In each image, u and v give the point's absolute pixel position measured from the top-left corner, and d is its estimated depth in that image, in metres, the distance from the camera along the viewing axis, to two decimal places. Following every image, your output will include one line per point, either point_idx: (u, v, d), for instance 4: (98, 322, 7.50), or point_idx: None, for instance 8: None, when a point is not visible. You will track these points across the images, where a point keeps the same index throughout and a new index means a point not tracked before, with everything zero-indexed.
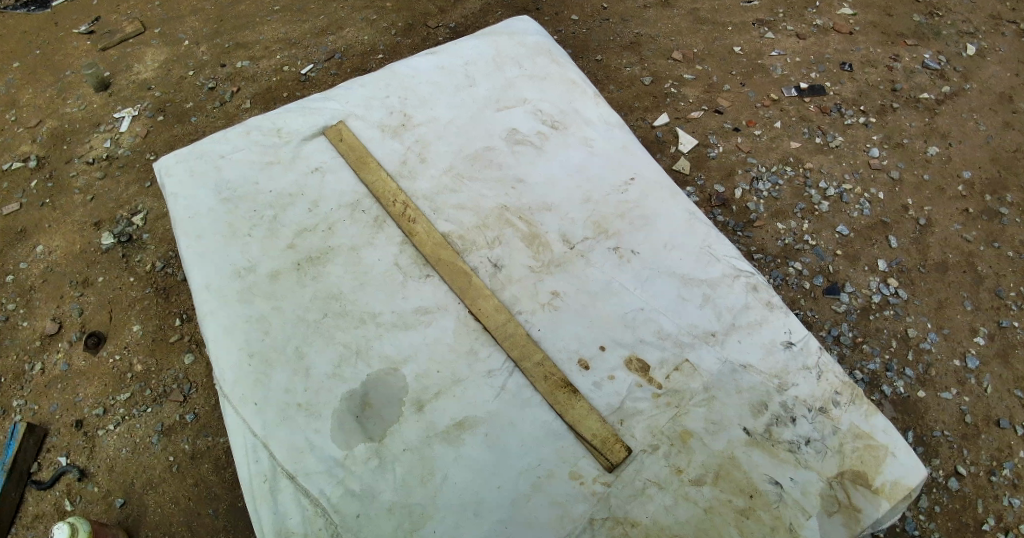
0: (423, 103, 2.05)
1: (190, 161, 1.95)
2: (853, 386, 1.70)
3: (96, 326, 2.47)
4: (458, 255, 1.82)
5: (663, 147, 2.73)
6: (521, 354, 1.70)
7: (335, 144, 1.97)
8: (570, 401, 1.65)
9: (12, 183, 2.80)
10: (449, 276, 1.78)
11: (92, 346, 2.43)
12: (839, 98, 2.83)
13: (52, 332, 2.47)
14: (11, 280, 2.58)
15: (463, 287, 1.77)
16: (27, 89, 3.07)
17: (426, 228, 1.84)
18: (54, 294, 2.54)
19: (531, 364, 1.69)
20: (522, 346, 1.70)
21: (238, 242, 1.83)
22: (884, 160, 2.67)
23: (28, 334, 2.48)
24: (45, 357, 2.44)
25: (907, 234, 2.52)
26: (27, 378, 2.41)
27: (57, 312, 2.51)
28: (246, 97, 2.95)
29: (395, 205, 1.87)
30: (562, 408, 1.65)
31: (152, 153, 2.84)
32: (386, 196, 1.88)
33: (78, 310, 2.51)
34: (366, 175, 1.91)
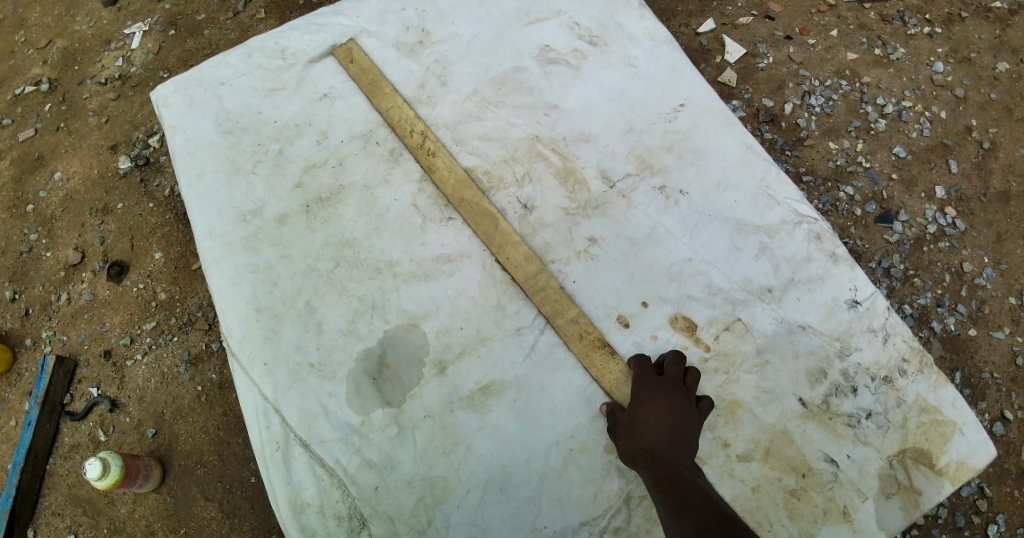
0: (442, 16, 1.85)
1: (190, 87, 1.80)
2: (922, 351, 1.56)
3: (118, 255, 2.42)
4: (483, 194, 1.68)
5: (708, 57, 2.48)
6: (553, 310, 1.59)
7: (346, 66, 1.80)
8: (609, 366, 1.54)
9: (26, 107, 2.69)
10: (473, 220, 1.65)
11: (115, 276, 2.38)
12: (903, 4, 2.51)
13: (75, 262, 2.42)
14: (32, 209, 2.51)
15: (488, 231, 1.64)
16: (34, 7, 2.89)
17: (447, 164, 1.70)
18: (75, 223, 2.47)
19: (565, 321, 1.58)
20: (554, 302, 1.59)
21: (241, 180, 1.71)
22: (949, 76, 2.40)
23: (52, 264, 2.44)
24: (70, 288, 2.40)
25: (968, 158, 2.29)
26: (54, 308, 2.39)
27: (80, 241, 2.45)
28: (260, 6, 2.76)
29: (413, 137, 1.72)
30: (597, 374, 1.54)
31: (165, 71, 2.70)
32: (402, 126, 1.74)
33: (100, 238, 2.44)
34: (381, 102, 1.76)
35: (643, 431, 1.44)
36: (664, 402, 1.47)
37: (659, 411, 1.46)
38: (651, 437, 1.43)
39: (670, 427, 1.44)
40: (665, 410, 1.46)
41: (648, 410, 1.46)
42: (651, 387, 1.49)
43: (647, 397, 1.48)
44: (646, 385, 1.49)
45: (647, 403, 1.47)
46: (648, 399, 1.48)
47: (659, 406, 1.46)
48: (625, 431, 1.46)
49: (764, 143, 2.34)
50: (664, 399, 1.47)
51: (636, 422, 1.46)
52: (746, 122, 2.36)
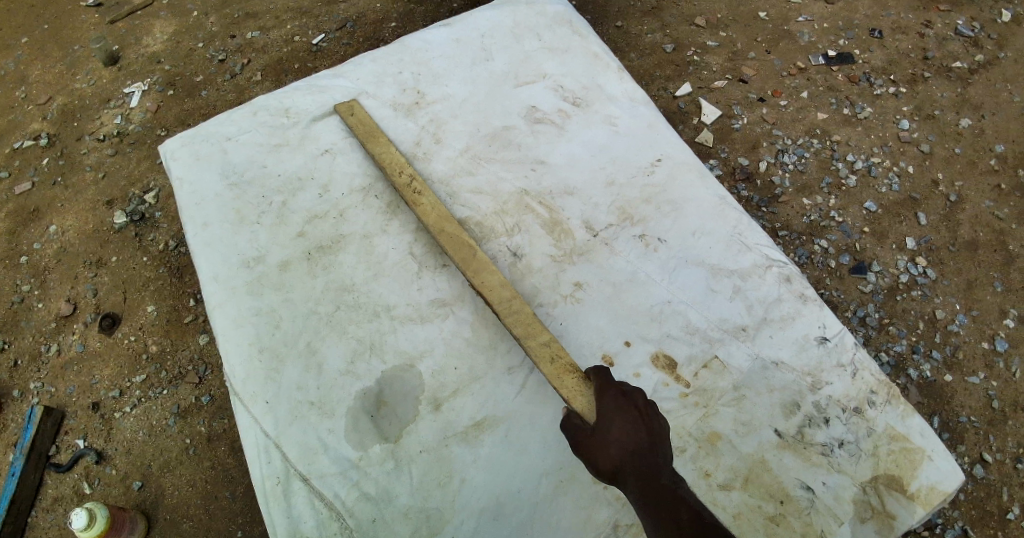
0: (437, 79, 1.98)
1: (196, 143, 1.89)
2: (890, 383, 1.64)
3: (110, 307, 2.45)
4: (463, 229, 1.75)
5: (685, 118, 2.64)
6: (525, 333, 1.60)
7: (345, 120, 1.90)
8: (579, 386, 1.51)
9: (23, 161, 2.78)
10: (449, 248, 1.71)
11: (107, 328, 2.41)
12: (869, 66, 2.75)
13: (67, 313, 2.45)
14: (25, 261, 2.56)
15: (465, 259, 1.69)
16: (35, 65, 3.07)
17: (432, 202, 1.77)
18: (68, 275, 2.52)
19: (536, 344, 1.59)
20: (526, 325, 1.61)
21: (245, 230, 1.77)
22: (914, 133, 2.58)
23: (43, 315, 2.46)
24: (61, 339, 2.42)
25: (936, 211, 2.42)
26: (43, 359, 2.40)
27: (72, 293, 2.49)
28: (256, 68, 2.94)
29: (403, 178, 1.80)
30: (568, 396, 1.51)
31: (163, 129, 2.81)
32: (392, 168, 1.82)
33: (93, 290, 2.48)
34: (373, 149, 1.85)
35: (616, 447, 1.38)
36: (631, 412, 1.41)
37: (628, 423, 1.40)
38: (625, 454, 1.36)
39: (643, 441, 1.38)
40: (634, 421, 1.40)
41: (619, 421, 1.41)
42: (616, 400, 1.44)
43: (616, 409, 1.42)
44: (612, 395, 1.44)
45: (616, 414, 1.42)
46: (616, 412, 1.42)
47: (628, 418, 1.40)
48: (596, 449, 1.39)
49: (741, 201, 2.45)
50: (631, 411, 1.42)
51: (607, 439, 1.39)
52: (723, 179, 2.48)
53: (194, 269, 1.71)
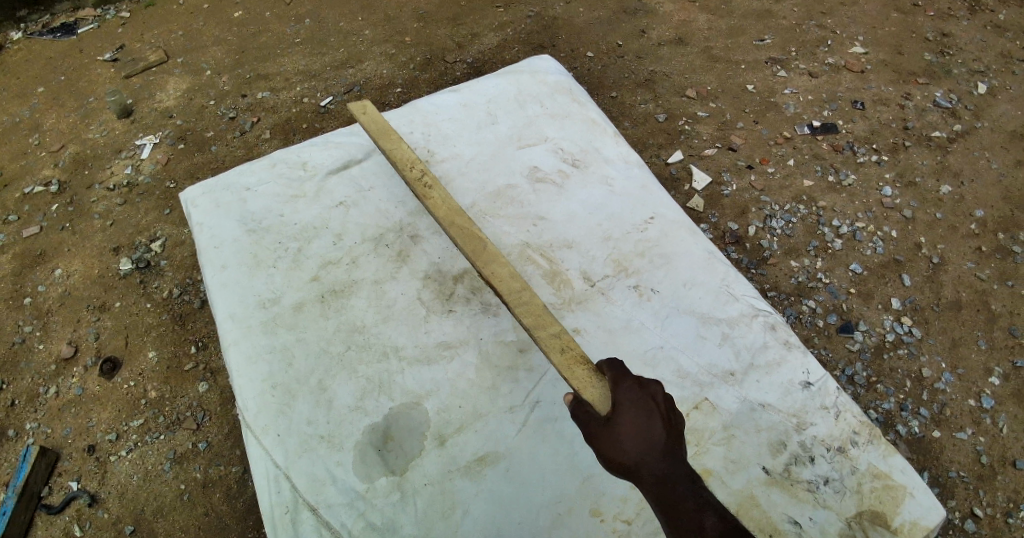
0: (446, 139, 2.11)
1: (217, 192, 2.00)
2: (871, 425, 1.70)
3: (112, 351, 2.49)
4: (471, 223, 1.79)
5: (677, 184, 2.77)
6: (535, 323, 1.61)
7: (357, 116, 1.98)
8: (590, 378, 1.51)
9: (33, 206, 2.88)
10: (460, 239, 1.75)
11: (107, 372, 2.44)
12: (851, 136, 2.92)
13: (67, 356, 2.49)
14: (29, 302, 2.62)
15: (476, 250, 1.73)
16: (50, 113, 3.27)
17: (441, 196, 1.83)
18: (71, 319, 2.57)
19: (546, 335, 1.59)
20: (536, 316, 1.62)
21: (261, 273, 1.85)
22: (897, 199, 2.72)
23: (43, 357, 2.50)
24: (60, 381, 2.45)
25: (920, 272, 2.53)
26: (41, 401, 2.42)
27: (74, 336, 2.53)
28: (265, 127, 3.08)
29: (415, 171, 1.86)
30: (580, 385, 1.51)
31: (172, 181, 2.92)
32: (403, 163, 1.88)
33: (95, 334, 2.53)
34: (385, 144, 1.91)
35: (631, 443, 1.38)
36: (646, 408, 1.42)
37: (643, 419, 1.40)
38: (640, 450, 1.37)
39: (658, 439, 1.39)
40: (649, 417, 1.40)
41: (633, 417, 1.41)
42: (631, 393, 1.43)
43: (631, 403, 1.42)
44: (627, 390, 1.44)
45: (631, 410, 1.41)
46: (630, 406, 1.42)
47: (642, 414, 1.41)
48: (609, 444, 1.40)
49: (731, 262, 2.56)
50: (645, 406, 1.42)
51: (621, 433, 1.40)
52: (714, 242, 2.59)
53: (211, 308, 1.78)
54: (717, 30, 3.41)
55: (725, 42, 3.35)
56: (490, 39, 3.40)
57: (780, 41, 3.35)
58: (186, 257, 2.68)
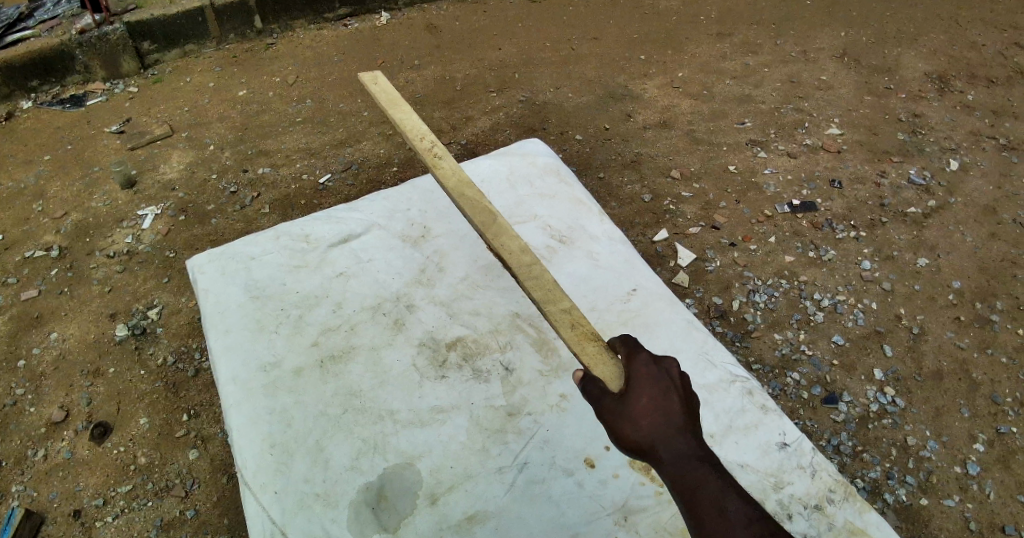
0: (441, 217, 2.24)
1: (223, 260, 2.09)
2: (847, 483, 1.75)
3: (103, 416, 2.48)
4: (482, 195, 1.87)
5: (662, 261, 2.89)
6: (545, 298, 1.66)
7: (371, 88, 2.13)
8: (599, 354, 1.54)
9: (33, 270, 2.95)
10: (471, 210, 1.81)
11: (97, 436, 2.42)
12: (830, 213, 3.08)
13: (57, 420, 2.47)
14: (23, 364, 2.63)
15: (486, 223, 1.80)
16: (55, 181, 3.39)
17: (451, 167, 1.91)
18: (64, 383, 2.57)
19: (556, 310, 1.63)
20: (546, 291, 1.66)
21: (264, 338, 1.92)
22: (876, 272, 2.84)
23: (34, 420, 2.48)
24: (49, 444, 2.42)
25: (901, 343, 2.62)
26: (28, 463, 2.38)
27: (66, 400, 2.52)
28: (265, 202, 3.20)
29: (425, 141, 1.95)
30: (589, 362, 1.53)
31: (171, 250, 3.01)
32: (414, 135, 1.97)
33: (87, 399, 2.52)
34: (396, 114, 2.03)
35: (647, 421, 1.38)
36: (663, 386, 1.41)
37: (661, 397, 1.40)
38: (657, 428, 1.37)
39: (676, 417, 1.38)
40: (665, 395, 1.40)
41: (650, 396, 1.41)
42: (646, 372, 1.44)
43: (647, 382, 1.42)
44: (643, 368, 1.44)
45: (648, 388, 1.42)
46: (646, 383, 1.42)
47: (659, 392, 1.41)
48: (624, 422, 1.39)
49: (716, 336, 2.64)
50: (661, 383, 1.42)
51: (637, 410, 1.40)
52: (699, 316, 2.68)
53: (215, 370, 1.83)
54: (700, 114, 3.66)
55: (706, 126, 3.58)
56: (482, 122, 3.62)
57: (759, 124, 3.60)
58: (182, 326, 2.71)
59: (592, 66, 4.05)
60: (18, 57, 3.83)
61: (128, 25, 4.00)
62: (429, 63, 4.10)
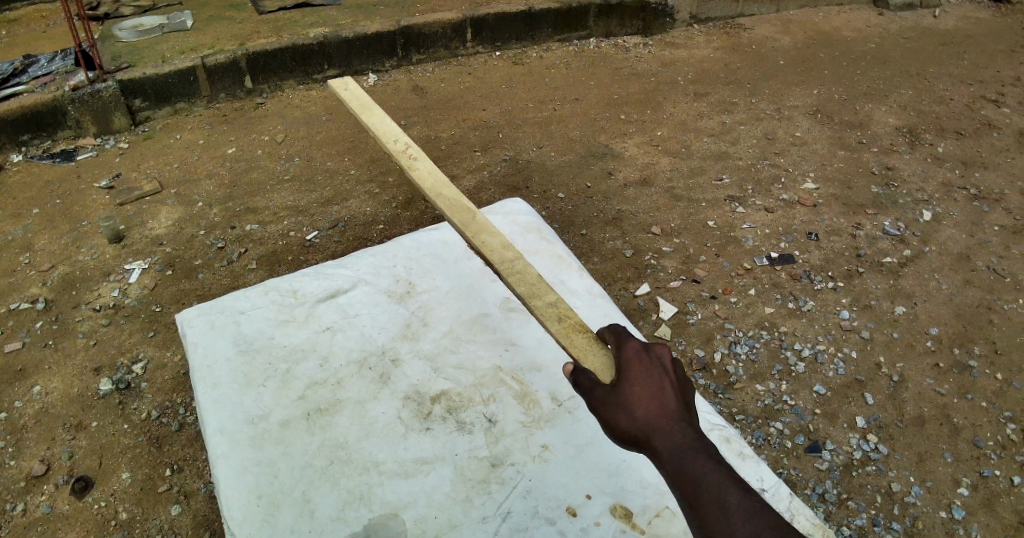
0: (425, 273, 2.30)
1: (212, 314, 2.13)
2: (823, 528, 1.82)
3: (85, 470, 2.42)
4: (459, 195, 2.07)
5: (645, 314, 2.95)
6: (531, 293, 1.78)
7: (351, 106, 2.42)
8: (590, 346, 1.61)
9: (17, 323, 2.95)
10: (449, 208, 2.02)
11: (78, 491, 2.36)
12: (808, 265, 3.19)
13: (38, 474, 2.41)
14: (3, 418, 2.58)
15: (465, 219, 1.99)
16: (43, 234, 3.42)
17: (427, 172, 2.13)
18: (45, 436, 2.52)
19: (542, 304, 1.74)
20: (530, 287, 1.79)
21: (251, 391, 1.94)
22: (854, 321, 2.93)
23: (14, 473, 2.41)
24: (28, 498, 2.35)
25: (881, 390, 2.67)
26: (6, 518, 2.30)
27: (47, 454, 2.47)
28: (252, 258, 3.24)
29: (397, 144, 2.23)
30: (580, 354, 1.59)
31: (157, 304, 3.02)
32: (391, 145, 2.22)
33: (68, 453, 2.47)
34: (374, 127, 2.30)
35: (642, 410, 1.39)
36: (659, 378, 1.43)
37: (655, 388, 1.42)
38: (652, 417, 1.38)
39: (671, 407, 1.40)
40: (660, 386, 1.42)
41: (644, 387, 1.43)
42: (640, 363, 1.46)
43: (642, 373, 1.44)
44: (638, 360, 1.46)
45: (642, 380, 1.43)
46: (640, 374, 1.44)
47: (653, 383, 1.43)
48: (619, 412, 1.40)
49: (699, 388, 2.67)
50: (656, 374, 1.44)
51: (631, 399, 1.41)
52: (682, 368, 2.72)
53: (203, 422, 1.84)
54: (679, 172, 3.80)
55: (685, 183, 3.71)
56: (467, 180, 3.73)
57: (737, 180, 3.74)
58: (168, 380, 2.70)
59: (574, 126, 4.21)
60: (11, 111, 3.93)
61: (120, 82, 4.12)
62: (415, 123, 4.24)
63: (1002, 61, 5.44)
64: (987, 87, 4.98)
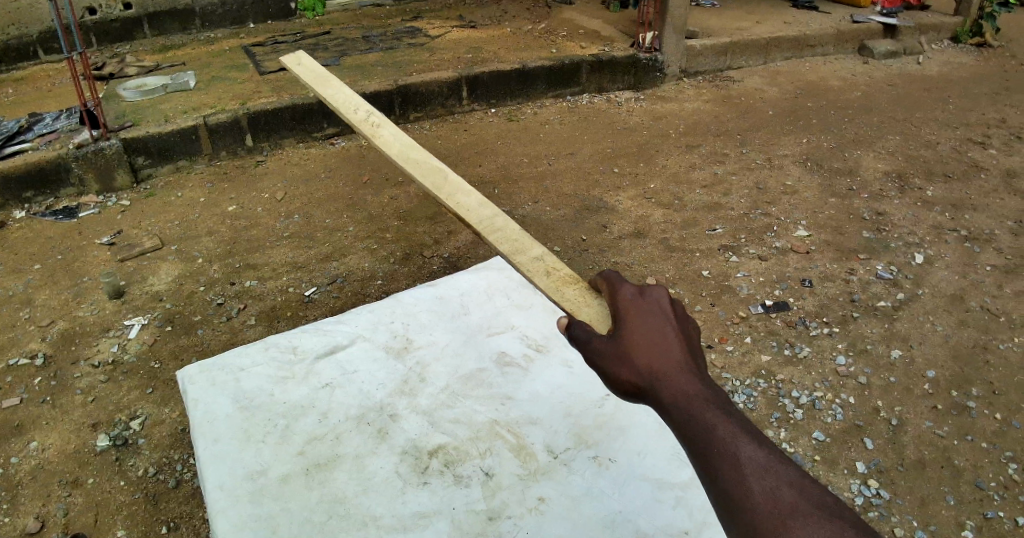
0: (424, 329, 2.35)
1: (214, 372, 2.15)
2: None
3: (79, 527, 2.39)
4: (429, 157, 2.04)
5: None
6: (514, 250, 1.72)
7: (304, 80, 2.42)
8: (583, 298, 1.51)
9: (16, 378, 2.96)
10: (420, 171, 1.97)
11: None
12: (802, 312, 3.24)
13: (32, 531, 2.37)
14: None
15: (439, 182, 1.96)
16: (44, 290, 3.47)
17: (394, 137, 2.11)
18: (40, 493, 2.50)
19: (526, 259, 1.68)
20: (512, 244, 1.73)
21: (251, 446, 1.95)
22: (851, 367, 2.95)
23: (5, 532, 2.37)
24: None
25: (880, 434, 2.67)
26: None
27: (41, 512, 2.44)
28: (251, 313, 3.29)
29: (358, 113, 2.20)
30: (573, 308, 1.48)
31: (156, 360, 3.05)
32: (350, 112, 2.21)
33: (63, 510, 2.45)
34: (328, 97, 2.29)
35: (645, 357, 1.25)
36: (662, 324, 1.29)
37: (657, 334, 1.28)
38: (655, 365, 1.23)
39: (675, 354, 1.26)
40: (663, 333, 1.28)
41: (646, 334, 1.28)
42: (638, 309, 1.32)
43: (643, 320, 1.30)
44: (639, 306, 1.32)
45: (645, 326, 1.29)
46: (640, 322, 1.30)
47: (656, 330, 1.28)
48: (619, 361, 1.25)
49: None
50: (658, 321, 1.30)
51: (630, 346, 1.26)
52: None
53: (201, 476, 1.81)
54: (672, 223, 3.89)
55: (679, 234, 3.79)
56: (464, 236, 3.82)
57: (729, 230, 3.82)
58: (166, 436, 2.71)
59: (568, 180, 4.32)
60: (15, 169, 4.02)
61: (124, 141, 4.25)
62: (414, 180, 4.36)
63: (986, 105, 5.62)
64: (973, 131, 5.14)
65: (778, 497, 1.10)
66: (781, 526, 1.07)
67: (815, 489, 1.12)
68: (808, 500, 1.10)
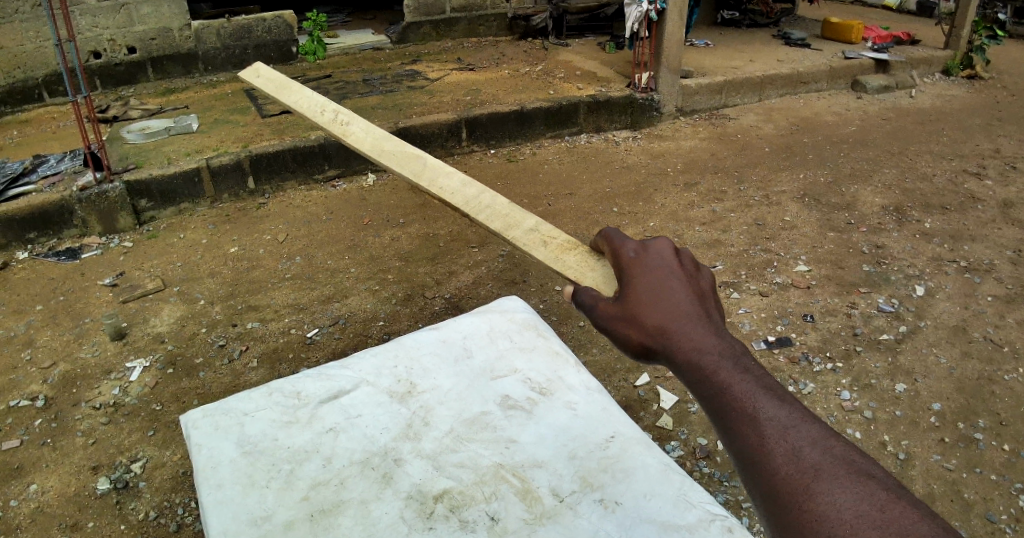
0: (426, 372, 1.82)
1: (217, 415, 1.68)
2: None
3: None
4: (404, 145, 1.80)
5: (646, 404, 2.97)
6: (505, 226, 1.52)
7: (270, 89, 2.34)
8: (586, 263, 1.32)
9: (17, 420, 2.95)
10: (396, 160, 1.74)
11: None
12: (805, 347, 3.24)
13: None
14: None
15: (417, 168, 1.72)
16: (46, 331, 3.48)
17: (361, 130, 1.90)
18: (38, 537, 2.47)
19: (520, 233, 1.49)
20: (504, 220, 1.53)
21: (254, 493, 1.49)
22: (856, 401, 2.94)
23: None
24: None
25: (889, 469, 2.64)
26: None
27: None
28: (253, 354, 3.29)
29: (327, 114, 2.01)
30: (576, 274, 1.30)
31: (157, 402, 3.04)
32: (314, 111, 2.06)
33: None
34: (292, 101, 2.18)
35: (648, 313, 1.03)
36: (668, 276, 1.07)
37: (664, 288, 1.05)
38: (661, 320, 1.01)
39: (684, 307, 1.03)
40: (670, 286, 1.05)
41: (651, 287, 1.05)
42: (641, 263, 1.09)
43: (647, 274, 1.07)
44: (640, 260, 1.10)
45: (649, 281, 1.06)
46: (644, 276, 1.07)
47: (662, 283, 1.05)
48: (621, 321, 1.04)
49: (705, 475, 2.63)
50: (664, 274, 1.07)
51: (633, 303, 1.04)
52: (687, 457, 2.71)
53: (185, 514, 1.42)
54: None
55: None
56: (466, 275, 3.85)
57: (730, 266, 3.85)
58: (167, 478, 2.68)
59: (568, 219, 4.37)
60: (19, 211, 4.07)
61: (127, 183, 4.30)
62: (415, 220, 4.41)
63: (979, 137, 5.71)
64: (968, 161, 5.21)
65: (804, 459, 0.87)
66: (808, 495, 0.84)
67: (857, 457, 0.87)
68: (844, 463, 0.86)
